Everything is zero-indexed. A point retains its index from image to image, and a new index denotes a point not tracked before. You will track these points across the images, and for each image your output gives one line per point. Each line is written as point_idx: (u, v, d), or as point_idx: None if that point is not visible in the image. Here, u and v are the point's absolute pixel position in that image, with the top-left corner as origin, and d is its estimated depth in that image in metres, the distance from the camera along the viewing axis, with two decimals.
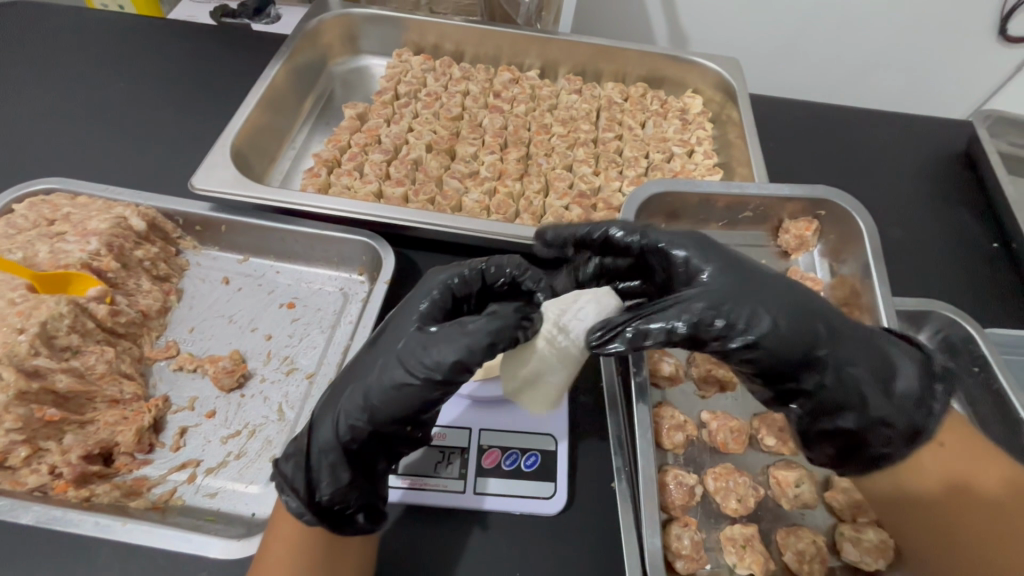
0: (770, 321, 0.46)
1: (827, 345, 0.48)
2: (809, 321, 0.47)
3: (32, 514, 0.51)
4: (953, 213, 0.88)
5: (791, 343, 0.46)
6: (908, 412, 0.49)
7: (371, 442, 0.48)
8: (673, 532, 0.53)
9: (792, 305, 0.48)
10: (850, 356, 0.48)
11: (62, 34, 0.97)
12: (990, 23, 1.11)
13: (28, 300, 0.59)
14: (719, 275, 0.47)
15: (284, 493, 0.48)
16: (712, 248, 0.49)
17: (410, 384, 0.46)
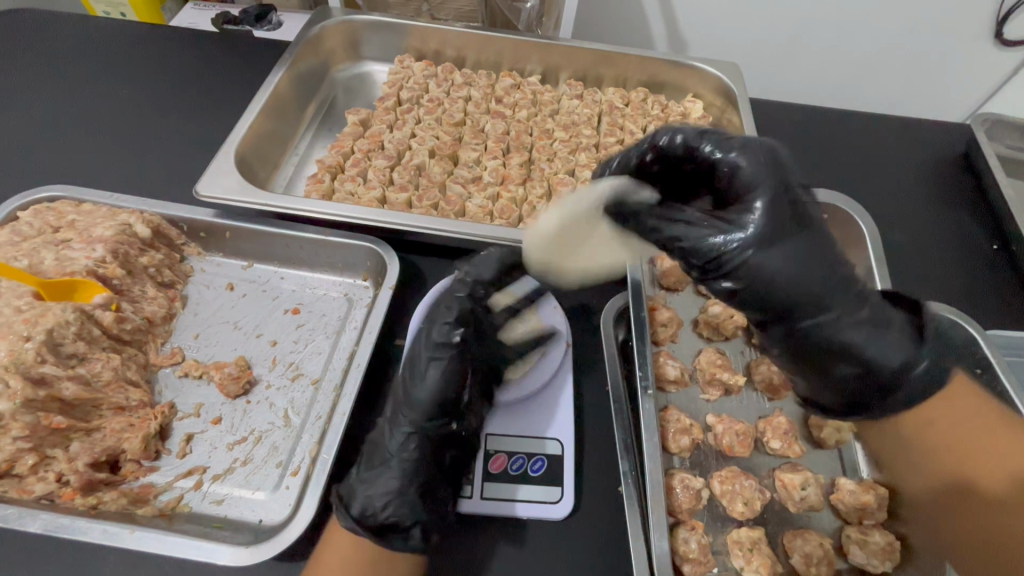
0: (778, 254, 0.42)
1: (829, 286, 0.43)
2: (821, 265, 0.43)
3: (39, 522, 0.50)
4: (953, 216, 0.89)
5: (789, 275, 0.42)
6: (892, 358, 0.45)
7: (425, 446, 0.54)
8: (680, 535, 0.53)
9: (816, 257, 0.43)
10: (850, 305, 0.43)
11: (65, 43, 0.97)
12: (986, 27, 1.12)
13: (34, 308, 0.59)
14: (763, 196, 0.43)
15: (352, 511, 0.51)
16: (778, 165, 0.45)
17: (436, 366, 0.56)
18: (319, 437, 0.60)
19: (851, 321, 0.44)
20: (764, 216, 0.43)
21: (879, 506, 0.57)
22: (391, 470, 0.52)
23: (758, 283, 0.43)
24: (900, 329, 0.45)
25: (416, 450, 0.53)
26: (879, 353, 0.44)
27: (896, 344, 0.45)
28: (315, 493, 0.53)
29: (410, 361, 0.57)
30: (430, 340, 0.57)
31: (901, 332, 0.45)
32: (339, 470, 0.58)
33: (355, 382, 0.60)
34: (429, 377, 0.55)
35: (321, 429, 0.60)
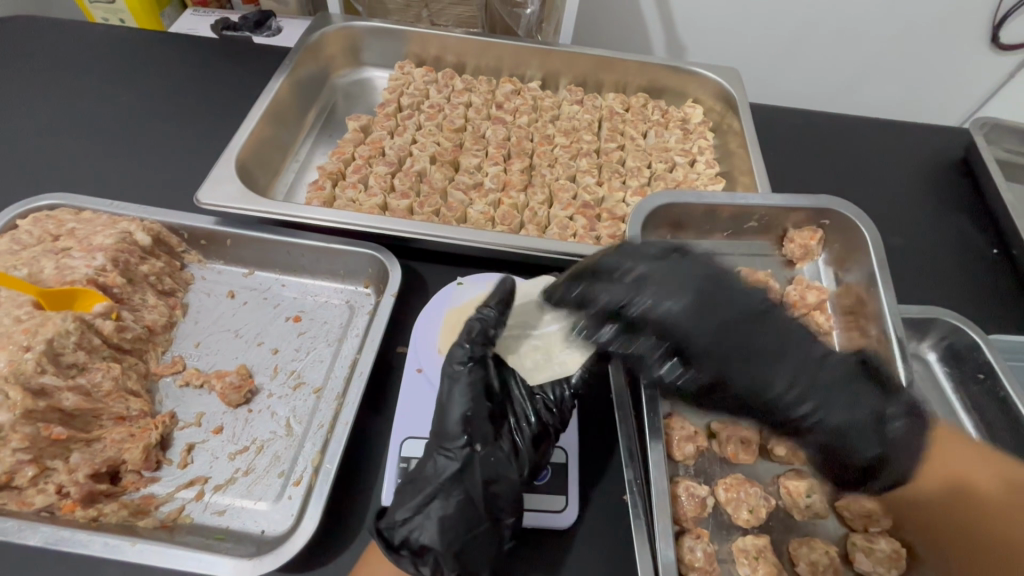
0: (740, 376, 0.54)
1: (802, 390, 0.53)
2: (796, 380, 0.53)
3: (38, 535, 0.49)
4: (952, 220, 0.89)
5: (762, 390, 0.53)
6: (870, 445, 0.54)
7: (466, 478, 0.51)
8: (686, 544, 0.53)
9: (753, 351, 0.54)
10: (828, 405, 0.53)
11: (65, 50, 0.97)
12: (983, 31, 1.12)
13: (34, 317, 0.59)
14: (693, 334, 0.53)
15: (395, 541, 0.49)
16: (693, 304, 0.54)
17: (464, 402, 0.54)
18: (321, 446, 0.60)
19: (824, 412, 0.53)
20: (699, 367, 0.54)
21: (884, 513, 0.57)
22: (424, 494, 0.51)
23: (745, 396, 0.54)
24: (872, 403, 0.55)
25: (450, 475, 0.51)
26: (864, 443, 0.54)
27: (869, 428, 0.54)
28: (319, 504, 0.53)
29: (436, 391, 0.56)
30: (454, 364, 0.56)
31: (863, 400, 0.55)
32: (342, 480, 0.58)
33: (358, 391, 0.60)
34: (455, 400, 0.54)
35: (323, 438, 0.60)
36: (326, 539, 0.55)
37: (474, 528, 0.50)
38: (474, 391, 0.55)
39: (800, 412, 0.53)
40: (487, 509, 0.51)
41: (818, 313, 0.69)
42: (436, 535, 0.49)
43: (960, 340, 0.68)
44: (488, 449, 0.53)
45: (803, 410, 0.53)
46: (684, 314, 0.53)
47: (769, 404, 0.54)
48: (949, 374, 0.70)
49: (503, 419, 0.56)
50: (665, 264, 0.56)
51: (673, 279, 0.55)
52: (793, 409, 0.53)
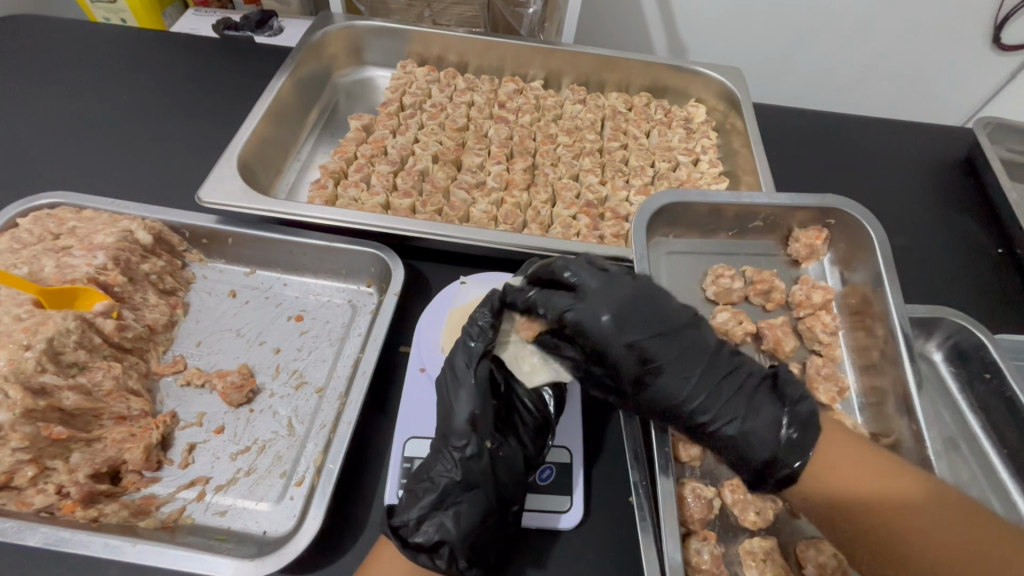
0: (654, 376, 0.54)
1: (709, 399, 0.53)
2: (701, 380, 0.53)
3: (38, 536, 0.49)
4: (956, 220, 0.88)
5: (661, 394, 0.54)
6: (764, 443, 0.51)
7: (475, 471, 0.51)
8: (693, 546, 0.52)
9: (671, 345, 0.54)
10: (734, 408, 0.53)
11: (67, 49, 0.96)
12: (985, 32, 1.12)
13: (34, 316, 0.58)
14: (611, 334, 0.53)
15: (412, 537, 0.49)
16: (620, 314, 0.53)
17: (470, 399, 0.53)
18: (324, 446, 0.59)
19: (737, 419, 0.53)
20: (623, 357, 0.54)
21: None
22: (435, 494, 0.51)
23: (662, 398, 0.54)
24: (775, 411, 0.53)
25: (461, 473, 0.51)
26: (758, 444, 0.52)
27: (771, 429, 0.52)
28: (321, 504, 0.52)
29: (440, 392, 0.56)
30: (457, 364, 0.55)
31: (765, 415, 0.52)
32: (345, 480, 0.57)
33: (360, 390, 0.59)
34: (461, 401, 0.54)
35: (325, 437, 0.59)
36: (329, 539, 0.54)
37: (488, 520, 0.50)
38: (479, 387, 0.54)
39: (697, 413, 0.53)
40: (499, 501, 0.51)
41: (824, 313, 0.69)
42: (451, 527, 0.49)
43: (967, 340, 0.69)
44: (498, 444, 0.53)
45: (700, 410, 0.53)
46: (611, 328, 0.53)
47: (670, 408, 0.54)
48: (955, 374, 0.70)
49: (508, 416, 0.56)
50: (609, 275, 0.55)
51: (614, 291, 0.54)
52: (695, 415, 0.53)
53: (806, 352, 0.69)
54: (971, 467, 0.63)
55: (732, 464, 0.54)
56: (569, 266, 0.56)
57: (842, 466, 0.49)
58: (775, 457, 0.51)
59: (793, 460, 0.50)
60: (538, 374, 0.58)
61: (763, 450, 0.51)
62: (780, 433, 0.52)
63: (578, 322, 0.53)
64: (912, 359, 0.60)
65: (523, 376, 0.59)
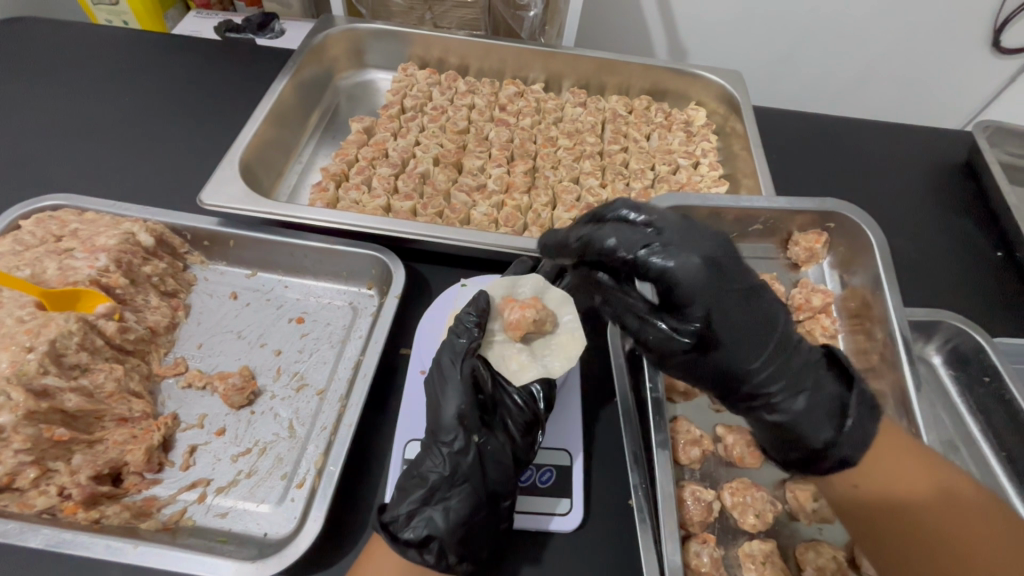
0: (722, 342, 0.48)
1: (776, 373, 0.49)
2: (775, 351, 0.49)
3: (40, 537, 0.49)
4: (955, 224, 0.89)
5: (732, 362, 0.48)
6: (824, 425, 0.49)
7: (464, 465, 0.52)
8: (692, 549, 0.53)
9: (751, 308, 0.48)
10: (799, 383, 0.49)
11: (69, 52, 0.97)
12: (984, 35, 1.12)
13: (36, 318, 0.58)
14: (695, 301, 0.46)
15: (401, 532, 0.49)
16: (711, 269, 0.46)
17: (456, 394, 0.54)
18: (324, 448, 0.60)
19: (801, 397, 0.50)
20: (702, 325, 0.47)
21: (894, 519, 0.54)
22: (424, 489, 0.51)
23: (725, 366, 0.49)
24: (835, 391, 0.51)
25: (450, 468, 0.51)
26: (812, 424, 0.49)
27: (825, 411, 0.50)
28: (321, 506, 0.52)
29: (429, 392, 0.56)
30: (443, 362, 0.57)
31: (825, 395, 0.50)
32: (346, 482, 0.58)
33: (361, 392, 0.60)
34: (448, 397, 0.54)
35: (326, 440, 0.60)
36: (330, 542, 0.54)
37: (477, 515, 0.50)
38: (464, 382, 0.55)
39: (757, 384, 0.49)
40: (488, 496, 0.51)
41: (824, 316, 0.69)
42: (440, 522, 0.49)
43: (966, 343, 0.69)
44: (487, 439, 0.53)
45: (763, 380, 0.49)
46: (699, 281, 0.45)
47: (732, 375, 0.49)
48: (954, 377, 0.71)
49: (497, 413, 0.56)
50: (693, 225, 0.49)
51: (705, 243, 0.48)
52: (761, 386, 0.49)
53: None
54: (970, 470, 0.64)
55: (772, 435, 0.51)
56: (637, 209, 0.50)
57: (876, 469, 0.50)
58: (834, 441, 0.49)
59: (851, 445, 0.49)
60: (523, 372, 0.60)
61: (816, 430, 0.49)
62: (837, 417, 0.50)
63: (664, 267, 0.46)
64: (909, 363, 0.60)
65: (511, 375, 0.60)
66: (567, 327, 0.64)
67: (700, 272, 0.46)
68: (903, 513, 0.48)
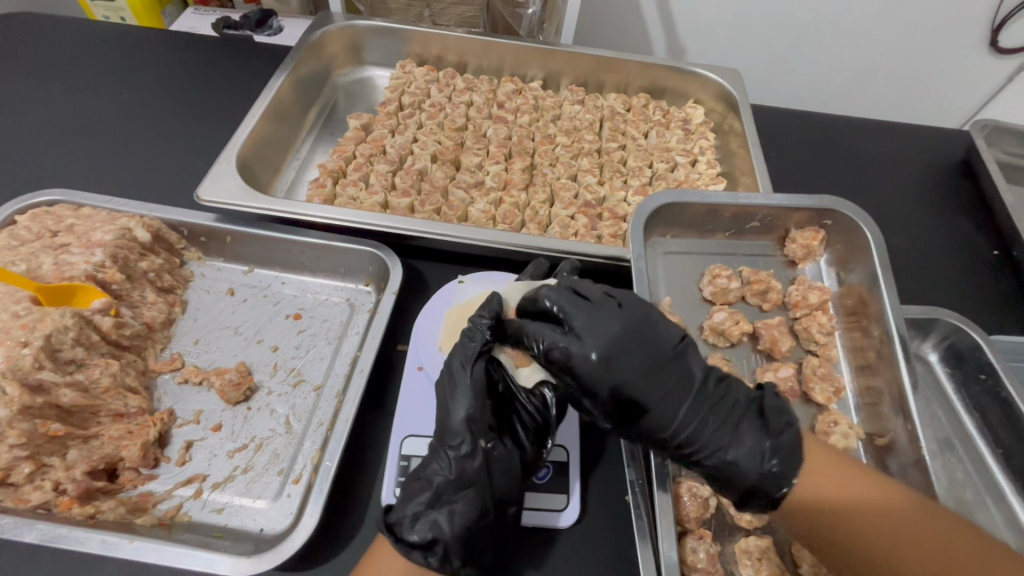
0: (635, 410, 0.51)
1: (694, 432, 0.50)
2: (684, 400, 0.50)
3: (35, 532, 0.49)
4: (953, 222, 0.89)
5: (650, 429, 0.51)
6: (748, 463, 0.49)
7: (471, 471, 0.51)
8: (688, 545, 0.53)
9: (652, 375, 0.50)
10: (721, 440, 0.50)
11: (66, 47, 0.96)
12: (982, 35, 1.12)
13: (31, 313, 0.58)
14: (585, 357, 0.51)
15: (405, 534, 0.49)
16: (603, 347, 0.51)
17: (465, 400, 0.53)
18: (321, 444, 0.60)
19: (719, 445, 0.50)
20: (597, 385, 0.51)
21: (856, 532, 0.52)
22: (429, 493, 0.50)
23: (647, 431, 0.51)
24: (761, 438, 0.49)
25: (456, 473, 0.51)
26: (746, 468, 0.49)
27: (757, 459, 0.49)
28: (318, 501, 0.52)
29: (437, 393, 0.56)
30: (453, 363, 0.56)
31: (754, 444, 0.49)
32: (343, 477, 0.58)
33: (358, 388, 0.59)
34: (458, 401, 0.54)
35: (323, 436, 0.60)
36: (326, 537, 0.54)
37: (483, 520, 0.50)
38: (473, 386, 0.54)
39: (680, 444, 0.50)
40: (495, 502, 0.51)
41: (821, 314, 0.69)
42: (445, 526, 0.49)
43: (962, 341, 0.69)
44: (495, 444, 0.52)
45: (683, 441, 0.50)
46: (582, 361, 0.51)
47: (656, 441, 0.51)
48: (950, 375, 0.71)
49: (507, 416, 0.55)
50: (587, 303, 0.53)
51: (598, 322, 0.52)
52: (679, 440, 0.50)
53: (802, 352, 0.69)
54: (966, 467, 0.64)
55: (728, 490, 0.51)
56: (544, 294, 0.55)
57: (832, 475, 0.47)
58: (764, 478, 0.48)
59: (781, 476, 0.47)
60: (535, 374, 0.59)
61: (753, 473, 0.48)
62: (768, 461, 0.48)
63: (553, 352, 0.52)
64: (906, 361, 0.60)
65: (521, 380, 0.59)
66: None
67: (590, 342, 0.51)
68: (863, 521, 0.45)
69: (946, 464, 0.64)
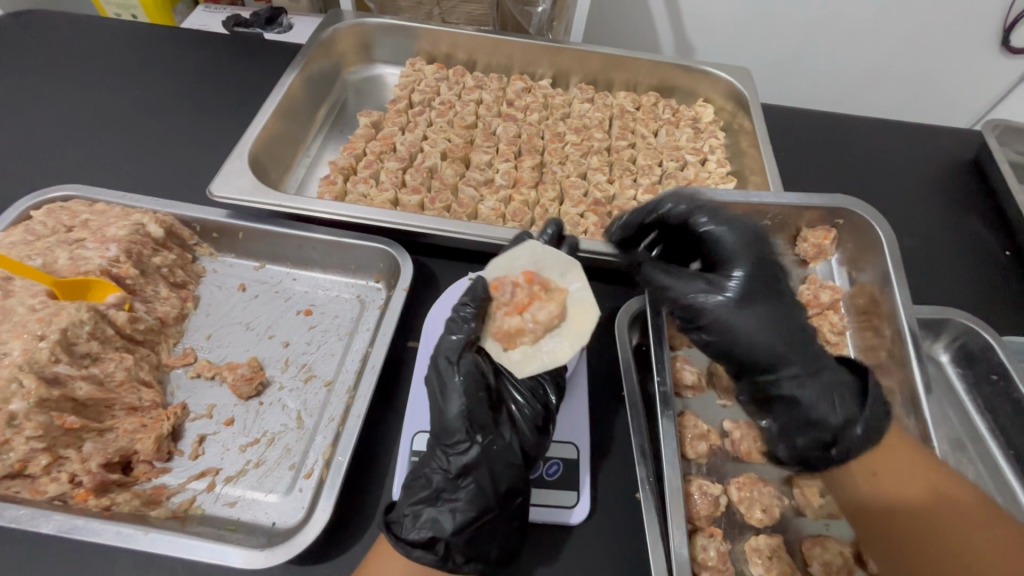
0: (760, 305, 0.56)
1: (786, 348, 0.55)
2: (789, 331, 0.55)
3: (52, 523, 0.49)
4: (964, 222, 0.88)
5: (739, 331, 0.55)
6: (835, 412, 0.53)
7: (470, 468, 0.50)
8: (699, 543, 0.53)
9: (788, 294, 0.58)
10: (817, 364, 0.55)
11: (79, 44, 0.97)
12: (994, 34, 1.11)
13: (48, 307, 0.59)
14: (734, 256, 0.57)
15: (407, 535, 0.49)
16: (755, 245, 0.57)
17: (455, 396, 0.52)
18: (332, 439, 0.60)
19: (811, 383, 0.54)
20: (739, 283, 0.56)
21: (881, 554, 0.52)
22: (428, 491, 0.51)
23: (743, 328, 0.55)
24: (851, 382, 0.55)
25: (453, 471, 0.51)
26: (824, 402, 0.53)
27: (842, 393, 0.54)
28: (330, 496, 0.52)
29: (430, 391, 0.54)
30: (440, 364, 0.53)
31: (845, 378, 0.55)
32: (354, 472, 0.58)
33: (370, 383, 0.60)
34: (449, 397, 0.52)
35: (335, 431, 0.60)
36: (338, 531, 0.55)
37: (486, 516, 0.50)
38: (465, 384, 0.52)
39: (773, 356, 0.55)
40: (498, 498, 0.50)
41: (832, 313, 0.69)
42: (445, 525, 0.49)
43: (974, 341, 0.69)
44: (491, 438, 0.52)
45: (787, 350, 0.54)
46: (745, 243, 0.57)
47: (755, 348, 0.55)
48: (962, 375, 0.70)
49: (502, 406, 0.54)
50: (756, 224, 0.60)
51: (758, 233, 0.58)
52: (774, 364, 0.55)
53: None
54: (978, 468, 0.63)
55: (789, 416, 0.55)
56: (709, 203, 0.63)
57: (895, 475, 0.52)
58: (846, 425, 0.53)
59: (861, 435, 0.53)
60: (527, 363, 0.57)
61: (835, 407, 0.53)
62: (855, 406, 0.54)
63: (716, 241, 0.58)
64: (919, 361, 0.60)
65: (514, 365, 0.57)
66: (577, 299, 0.61)
67: (772, 250, 0.58)
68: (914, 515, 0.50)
69: (957, 464, 0.63)
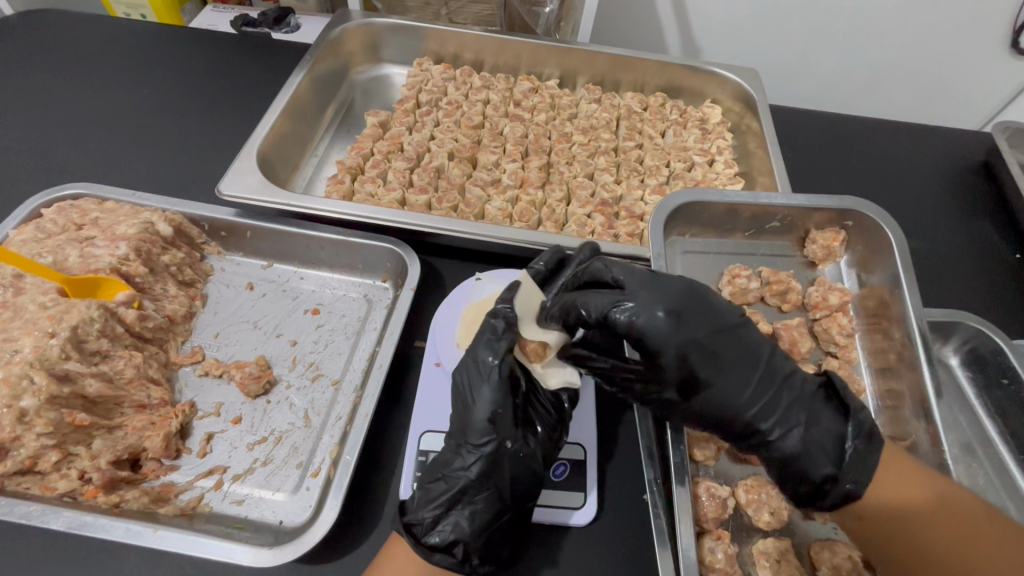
0: (707, 384, 0.50)
1: (749, 417, 0.51)
2: (745, 394, 0.51)
3: (61, 520, 0.49)
4: (973, 225, 0.88)
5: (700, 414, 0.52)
6: (819, 463, 0.50)
7: (494, 471, 0.51)
8: (706, 545, 0.52)
9: (745, 358, 0.51)
10: (791, 416, 0.51)
11: (89, 43, 0.98)
12: (1004, 36, 1.10)
13: (59, 305, 0.59)
14: (652, 337, 0.49)
15: (428, 536, 0.49)
16: (673, 317, 0.49)
17: (489, 396, 0.53)
18: (340, 438, 0.60)
19: (787, 435, 0.51)
20: (669, 369, 0.49)
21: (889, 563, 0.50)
22: (448, 490, 0.51)
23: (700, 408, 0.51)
24: (831, 421, 0.52)
25: (476, 473, 0.51)
26: (805, 455, 0.50)
27: (825, 443, 0.50)
28: (338, 495, 0.52)
29: (457, 391, 0.55)
30: (480, 360, 0.54)
31: (824, 425, 0.51)
32: (361, 472, 0.58)
33: (377, 383, 0.60)
34: (482, 397, 0.53)
35: (342, 430, 0.60)
36: (344, 530, 0.55)
37: (501, 518, 0.50)
38: (501, 382, 0.53)
39: (742, 426, 0.51)
40: (514, 501, 0.51)
41: (841, 315, 0.69)
42: (466, 526, 0.49)
43: (984, 345, 0.68)
44: (519, 443, 0.52)
45: (755, 413, 0.51)
46: (663, 327, 0.48)
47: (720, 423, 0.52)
48: (972, 379, 0.70)
49: (528, 410, 0.55)
50: (660, 279, 0.51)
51: (670, 293, 0.50)
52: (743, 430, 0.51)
53: (821, 353, 0.69)
54: (988, 473, 0.63)
55: (771, 468, 0.52)
56: (611, 269, 0.53)
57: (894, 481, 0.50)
58: (835, 474, 0.49)
59: (851, 478, 0.49)
60: (550, 375, 0.58)
61: (817, 457, 0.50)
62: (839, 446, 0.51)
63: (627, 325, 0.49)
64: (930, 364, 0.59)
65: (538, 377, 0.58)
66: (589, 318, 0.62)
67: (700, 309, 0.50)
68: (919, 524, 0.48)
69: (966, 468, 0.63)
